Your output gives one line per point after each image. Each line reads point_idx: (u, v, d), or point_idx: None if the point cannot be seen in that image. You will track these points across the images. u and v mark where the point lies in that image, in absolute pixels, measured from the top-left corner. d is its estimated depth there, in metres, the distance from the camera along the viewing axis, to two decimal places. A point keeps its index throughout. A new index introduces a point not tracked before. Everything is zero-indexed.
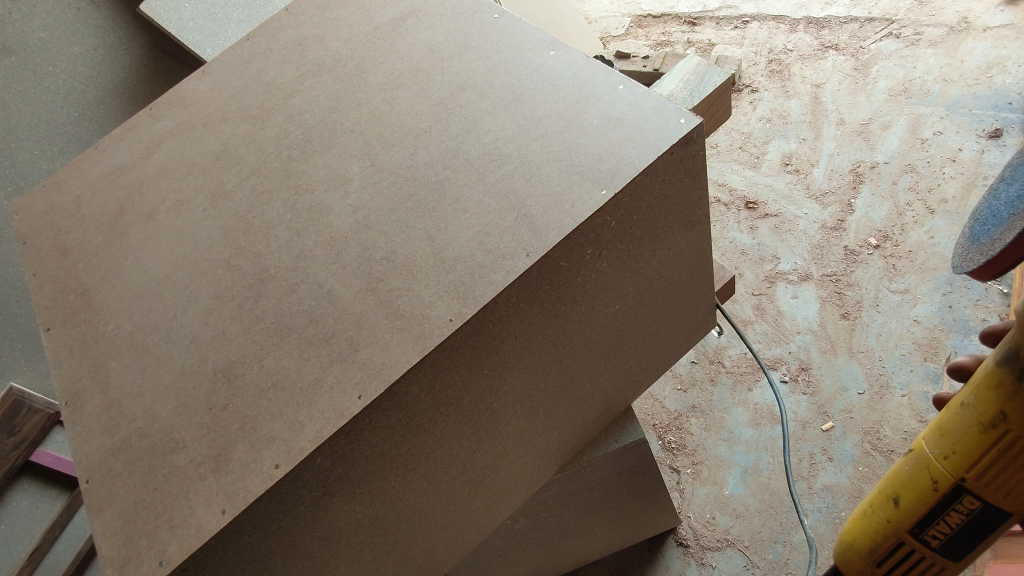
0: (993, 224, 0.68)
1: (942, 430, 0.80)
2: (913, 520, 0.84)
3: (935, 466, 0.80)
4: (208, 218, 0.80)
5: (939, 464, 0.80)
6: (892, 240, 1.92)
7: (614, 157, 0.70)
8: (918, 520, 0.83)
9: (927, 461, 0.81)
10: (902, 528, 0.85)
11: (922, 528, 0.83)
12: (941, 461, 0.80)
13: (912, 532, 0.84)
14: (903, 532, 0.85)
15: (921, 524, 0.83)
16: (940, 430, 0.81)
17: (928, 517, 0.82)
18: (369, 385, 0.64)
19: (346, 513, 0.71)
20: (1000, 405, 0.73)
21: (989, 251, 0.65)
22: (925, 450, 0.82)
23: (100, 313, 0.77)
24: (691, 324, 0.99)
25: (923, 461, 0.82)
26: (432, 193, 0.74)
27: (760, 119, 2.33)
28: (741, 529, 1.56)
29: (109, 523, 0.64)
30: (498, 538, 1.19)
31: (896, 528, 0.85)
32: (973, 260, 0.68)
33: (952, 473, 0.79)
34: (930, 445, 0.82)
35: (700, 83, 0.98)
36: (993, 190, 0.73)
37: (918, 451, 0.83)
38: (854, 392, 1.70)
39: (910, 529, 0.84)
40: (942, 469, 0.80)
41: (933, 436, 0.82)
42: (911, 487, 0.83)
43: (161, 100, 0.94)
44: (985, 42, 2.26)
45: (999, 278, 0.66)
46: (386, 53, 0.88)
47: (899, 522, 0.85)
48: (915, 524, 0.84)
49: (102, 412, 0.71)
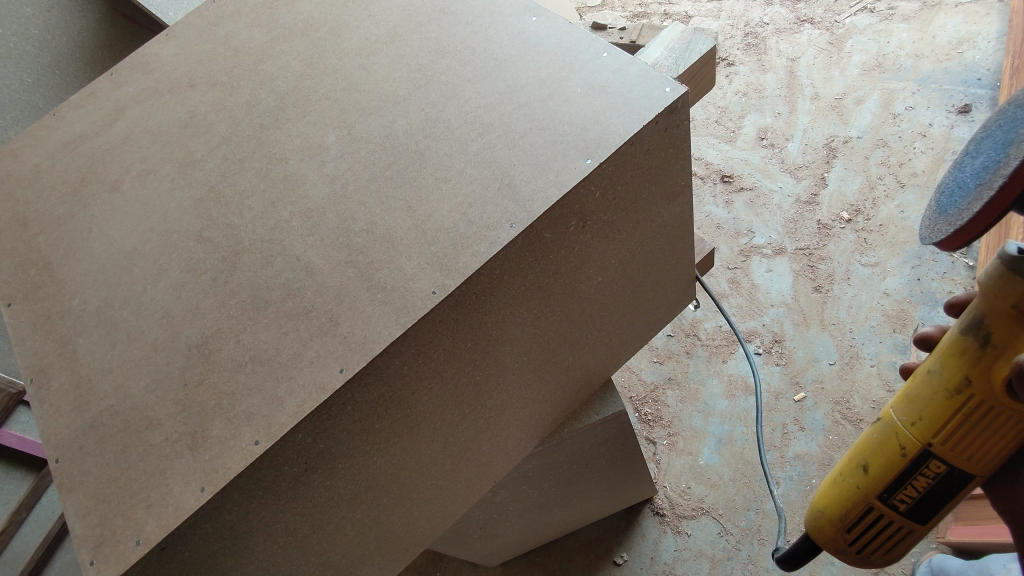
0: (960, 195, 0.68)
1: (910, 398, 0.82)
2: (881, 485, 0.86)
3: (903, 433, 0.83)
4: (177, 188, 0.77)
5: (907, 431, 0.82)
6: (864, 214, 1.95)
7: (599, 125, 0.69)
8: (887, 485, 0.85)
9: (895, 428, 0.83)
10: (872, 493, 0.87)
11: (891, 492, 0.85)
12: (909, 428, 0.82)
13: (881, 497, 0.86)
14: (873, 497, 0.87)
15: (890, 489, 0.85)
16: (907, 398, 0.83)
17: (897, 482, 0.84)
18: (351, 358, 0.63)
19: (327, 487, 0.71)
20: (966, 370, 0.75)
21: (957, 221, 0.66)
22: (893, 417, 0.84)
23: (65, 287, 0.74)
24: (671, 296, 0.99)
25: (891, 428, 0.84)
26: (413, 162, 0.72)
27: (736, 93, 2.34)
28: (716, 497, 1.60)
29: (82, 503, 0.62)
30: (478, 511, 1.20)
31: (865, 494, 0.87)
32: (940, 231, 0.69)
33: (920, 439, 0.81)
34: (898, 413, 0.84)
35: (685, 50, 0.95)
36: (959, 162, 0.73)
37: (886, 419, 0.85)
38: (825, 362, 1.74)
39: (879, 494, 0.86)
40: (909, 435, 0.82)
41: (901, 404, 0.84)
42: (880, 453, 0.85)
43: (122, 64, 0.89)
44: (957, 17, 2.28)
45: (965, 248, 0.67)
46: (361, 18, 0.85)
47: (868, 488, 0.87)
48: (883, 489, 0.86)
49: (70, 389, 0.68)
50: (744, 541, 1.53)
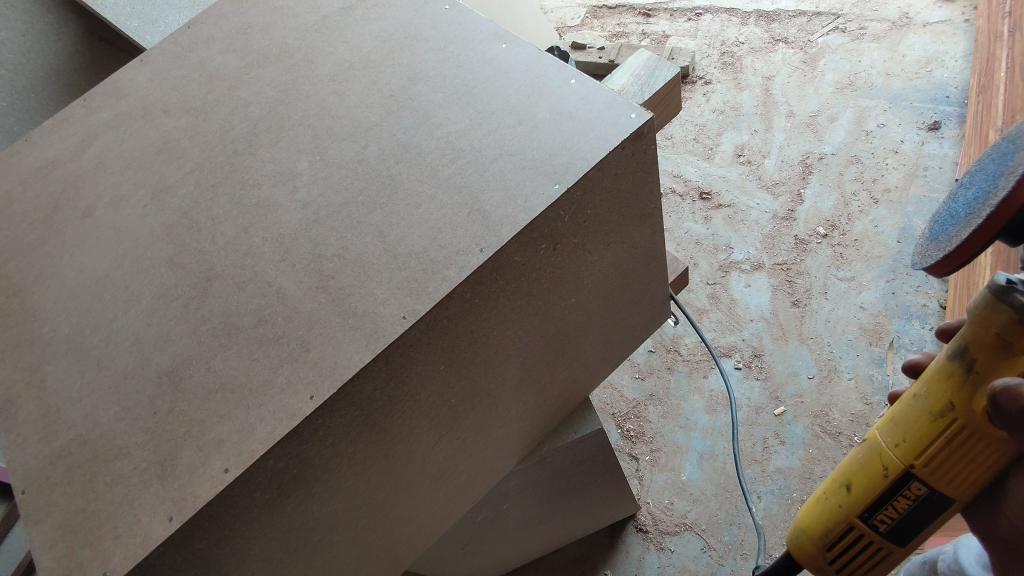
0: (952, 223, 0.70)
1: (894, 420, 0.84)
2: (862, 505, 0.87)
3: (886, 454, 0.84)
4: (150, 214, 0.77)
5: (891, 452, 0.83)
6: (840, 229, 1.98)
7: (567, 151, 0.70)
8: (867, 505, 0.87)
9: (879, 449, 0.85)
10: (853, 513, 0.88)
11: (872, 512, 0.87)
12: (892, 449, 0.83)
13: (862, 517, 0.88)
14: (854, 517, 0.88)
15: (871, 509, 0.87)
16: (892, 421, 0.84)
17: (877, 502, 0.86)
18: (321, 385, 0.63)
19: (302, 513, 0.70)
20: (951, 395, 0.77)
21: (947, 247, 0.68)
22: (877, 439, 0.86)
23: (34, 314, 0.74)
24: (646, 314, 1.00)
25: (875, 449, 0.86)
26: (384, 188, 0.72)
27: (714, 110, 2.37)
28: (699, 513, 1.60)
29: (48, 535, 0.61)
30: (459, 531, 1.19)
31: (847, 513, 0.89)
32: (930, 256, 0.71)
33: (902, 460, 0.82)
34: (883, 434, 0.85)
35: (651, 77, 0.97)
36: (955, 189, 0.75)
37: (871, 440, 0.87)
38: (804, 376, 1.75)
39: (860, 514, 0.87)
40: (892, 456, 0.83)
41: (886, 426, 0.85)
42: (863, 474, 0.87)
43: (96, 89, 0.90)
44: (925, 37, 2.34)
45: (954, 273, 0.69)
46: (335, 44, 0.86)
47: (850, 508, 0.88)
48: (864, 509, 0.87)
49: (38, 418, 0.67)
50: (727, 556, 1.53)
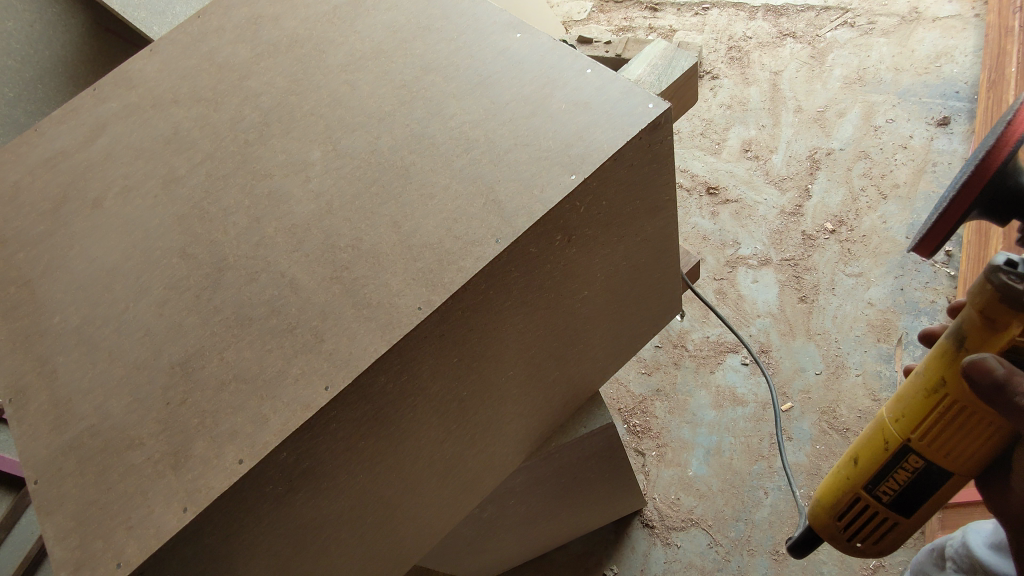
0: None
1: (897, 396, 0.85)
2: (866, 476, 0.88)
3: (887, 429, 0.85)
4: (161, 205, 0.76)
5: (891, 427, 0.85)
6: (847, 225, 1.98)
7: (583, 142, 0.70)
8: (871, 477, 0.88)
9: (882, 423, 0.86)
10: (858, 484, 0.89)
11: (875, 483, 0.88)
12: (892, 424, 0.85)
13: (867, 488, 0.89)
14: (859, 488, 0.89)
15: (874, 480, 0.88)
16: (896, 396, 0.85)
17: (880, 474, 0.87)
18: (336, 376, 0.62)
19: (313, 507, 0.70)
20: (943, 371, 0.78)
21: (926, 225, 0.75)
22: (882, 414, 0.87)
23: (44, 306, 0.73)
24: (657, 308, 0.99)
25: (880, 424, 0.87)
26: (397, 179, 0.72)
27: (721, 105, 2.36)
28: (705, 509, 1.60)
29: (61, 526, 0.61)
30: (466, 527, 1.19)
31: (853, 485, 0.90)
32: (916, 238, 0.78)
33: (901, 435, 0.83)
34: (887, 410, 0.86)
35: (668, 67, 0.96)
36: None
37: (877, 415, 0.88)
38: (811, 372, 1.75)
39: (865, 485, 0.89)
40: (892, 430, 0.84)
41: (890, 402, 0.86)
42: (868, 446, 0.88)
43: (104, 80, 0.89)
44: (934, 32, 2.33)
45: (937, 251, 0.75)
46: (346, 34, 0.85)
47: (855, 479, 0.90)
48: (868, 480, 0.88)
49: (49, 409, 0.67)
50: (734, 552, 1.53)
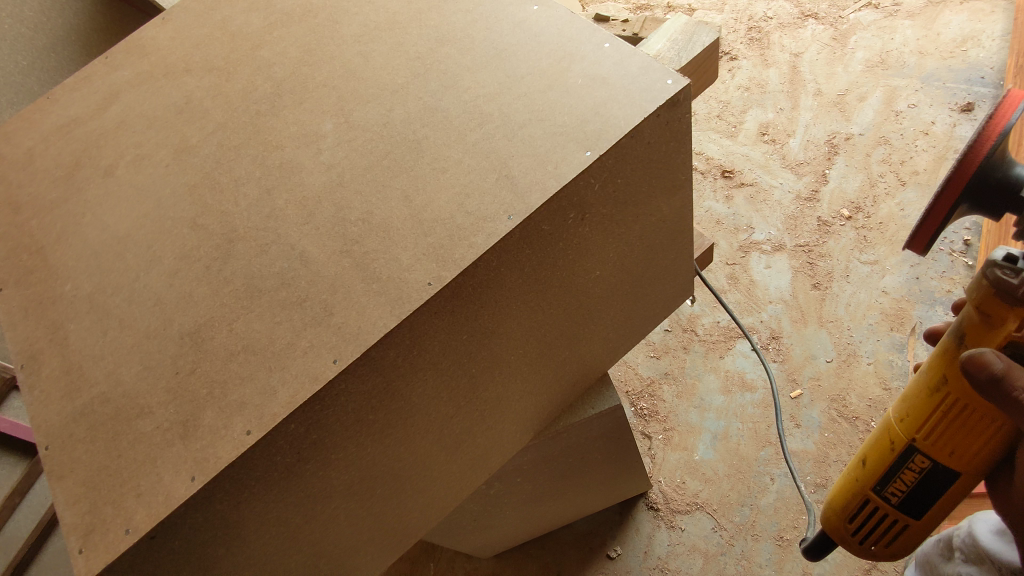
0: None
1: (903, 396, 0.85)
2: (874, 477, 0.88)
3: (893, 428, 0.85)
4: (173, 173, 0.76)
5: (897, 427, 0.85)
6: (864, 212, 1.94)
7: (600, 118, 0.68)
8: (879, 478, 0.88)
9: (889, 423, 0.86)
10: (867, 485, 0.89)
11: (883, 485, 0.87)
12: (897, 424, 0.85)
13: (875, 489, 0.88)
14: (868, 489, 0.89)
15: (882, 482, 0.87)
16: (902, 397, 0.86)
17: (887, 475, 0.87)
18: (345, 349, 0.62)
19: (322, 478, 0.70)
20: (943, 369, 0.78)
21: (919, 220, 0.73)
22: (889, 414, 0.87)
23: (56, 272, 0.73)
24: (669, 291, 0.98)
25: (887, 424, 0.87)
26: (410, 152, 0.71)
27: (738, 87, 2.32)
28: (710, 493, 1.60)
29: (72, 490, 0.62)
30: (472, 503, 1.19)
31: (861, 486, 0.90)
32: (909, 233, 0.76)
33: (905, 434, 0.83)
34: (894, 411, 0.87)
35: (689, 42, 0.94)
36: None
37: (885, 416, 0.88)
38: (822, 359, 1.74)
39: (873, 486, 0.89)
40: (897, 429, 0.85)
41: (897, 403, 0.86)
42: (876, 447, 0.88)
43: (117, 47, 0.88)
44: (961, 14, 2.27)
45: (928, 249, 0.74)
46: (360, 4, 0.83)
47: (864, 480, 0.90)
48: (877, 481, 0.88)
49: (61, 375, 0.67)
50: (738, 537, 1.53)
